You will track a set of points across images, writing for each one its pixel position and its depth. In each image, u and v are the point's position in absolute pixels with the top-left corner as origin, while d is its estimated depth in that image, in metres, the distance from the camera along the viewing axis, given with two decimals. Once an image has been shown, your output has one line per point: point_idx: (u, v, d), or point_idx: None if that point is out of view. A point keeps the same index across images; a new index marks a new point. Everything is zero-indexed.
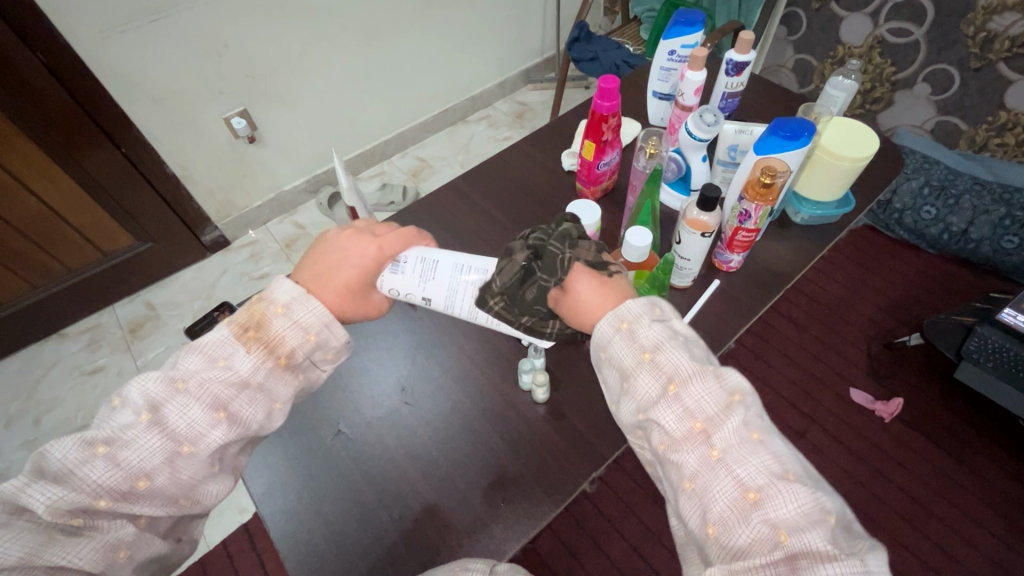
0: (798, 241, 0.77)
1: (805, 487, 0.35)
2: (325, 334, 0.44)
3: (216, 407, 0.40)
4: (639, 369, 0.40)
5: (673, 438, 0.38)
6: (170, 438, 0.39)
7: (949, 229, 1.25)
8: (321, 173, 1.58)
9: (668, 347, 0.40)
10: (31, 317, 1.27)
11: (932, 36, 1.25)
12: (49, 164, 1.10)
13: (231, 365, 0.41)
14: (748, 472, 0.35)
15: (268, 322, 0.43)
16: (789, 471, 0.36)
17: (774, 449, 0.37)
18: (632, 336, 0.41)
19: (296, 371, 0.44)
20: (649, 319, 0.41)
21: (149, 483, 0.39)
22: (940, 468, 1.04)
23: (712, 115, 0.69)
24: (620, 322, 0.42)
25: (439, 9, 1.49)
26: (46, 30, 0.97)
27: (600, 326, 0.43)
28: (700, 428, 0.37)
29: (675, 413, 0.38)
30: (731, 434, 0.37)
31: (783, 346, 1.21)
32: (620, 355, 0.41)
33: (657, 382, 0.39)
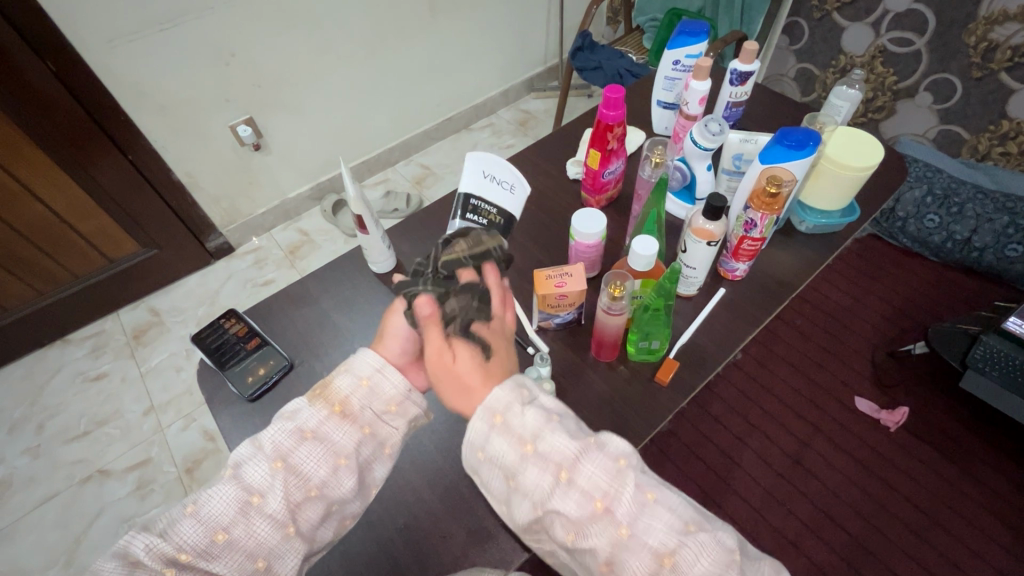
0: (804, 249, 0.77)
1: (706, 533, 0.37)
2: (376, 378, 0.49)
3: (278, 457, 0.44)
4: (525, 465, 0.40)
5: (578, 526, 0.38)
6: (242, 491, 0.43)
7: (953, 237, 1.26)
8: (325, 181, 1.59)
9: (547, 432, 0.40)
10: (36, 324, 1.28)
11: (934, 46, 1.26)
12: (57, 173, 1.11)
13: (295, 416, 0.46)
14: (656, 538, 0.36)
15: (331, 380, 0.49)
16: (688, 521, 0.37)
17: (669, 505, 0.38)
18: (507, 429, 0.41)
19: (357, 424, 0.47)
20: (519, 407, 0.42)
21: (226, 536, 0.41)
22: (945, 479, 1.03)
23: (717, 124, 0.70)
24: (492, 417, 0.42)
25: (443, 18, 1.50)
26: (56, 39, 0.98)
27: (471, 427, 0.42)
28: (602, 507, 0.38)
29: (573, 500, 0.38)
30: (630, 503, 0.37)
31: (788, 355, 1.21)
32: (502, 453, 0.41)
33: (549, 473, 0.39)
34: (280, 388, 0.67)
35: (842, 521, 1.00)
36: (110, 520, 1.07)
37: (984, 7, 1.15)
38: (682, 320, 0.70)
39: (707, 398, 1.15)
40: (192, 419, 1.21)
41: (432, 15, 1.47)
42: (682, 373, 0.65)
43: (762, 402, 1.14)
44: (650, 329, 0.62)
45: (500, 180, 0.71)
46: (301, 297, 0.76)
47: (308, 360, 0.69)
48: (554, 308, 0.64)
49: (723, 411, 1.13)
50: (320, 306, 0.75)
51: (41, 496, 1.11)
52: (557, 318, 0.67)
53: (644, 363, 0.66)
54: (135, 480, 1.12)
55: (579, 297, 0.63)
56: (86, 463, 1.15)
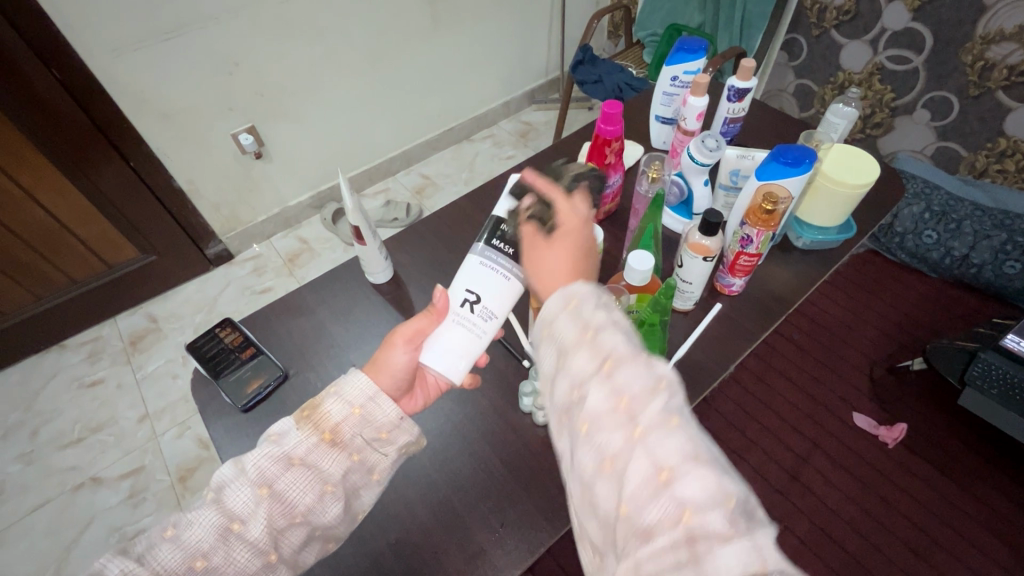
0: (800, 265, 0.77)
1: (713, 469, 0.31)
2: (369, 407, 0.46)
3: (262, 485, 0.43)
4: (579, 347, 0.38)
5: (594, 415, 0.35)
6: (223, 516, 0.42)
7: (951, 254, 1.26)
8: (326, 190, 1.60)
9: (609, 329, 0.38)
10: (32, 329, 1.27)
11: (931, 64, 1.27)
12: (57, 179, 1.12)
13: (281, 439, 0.44)
14: (663, 451, 0.32)
15: (320, 402, 0.46)
16: (702, 453, 0.32)
17: (691, 434, 0.33)
18: (576, 314, 0.40)
19: (346, 451, 0.45)
20: (594, 303, 0.40)
21: (205, 563, 0.41)
22: (945, 496, 1.02)
23: (715, 140, 0.70)
24: (568, 301, 0.41)
25: (445, 30, 1.52)
26: (61, 47, 0.99)
27: (547, 304, 0.42)
28: (624, 406, 0.34)
29: (603, 389, 0.35)
30: (654, 415, 0.34)
31: (786, 369, 1.20)
32: (563, 331, 0.39)
33: (594, 360, 0.37)
34: (273, 400, 0.66)
35: (840, 539, 0.99)
36: (101, 528, 1.06)
37: (981, 26, 1.16)
38: (678, 335, 0.70)
39: (704, 412, 1.15)
40: (187, 427, 1.20)
41: (434, 27, 1.48)
42: None
43: (760, 417, 1.14)
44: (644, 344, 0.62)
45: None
46: (298, 307, 0.76)
47: (303, 372, 0.69)
48: None
49: (721, 426, 1.13)
50: (316, 317, 0.75)
51: (31, 504, 1.10)
52: None
53: None
54: (127, 489, 1.11)
55: None
56: (78, 470, 1.14)
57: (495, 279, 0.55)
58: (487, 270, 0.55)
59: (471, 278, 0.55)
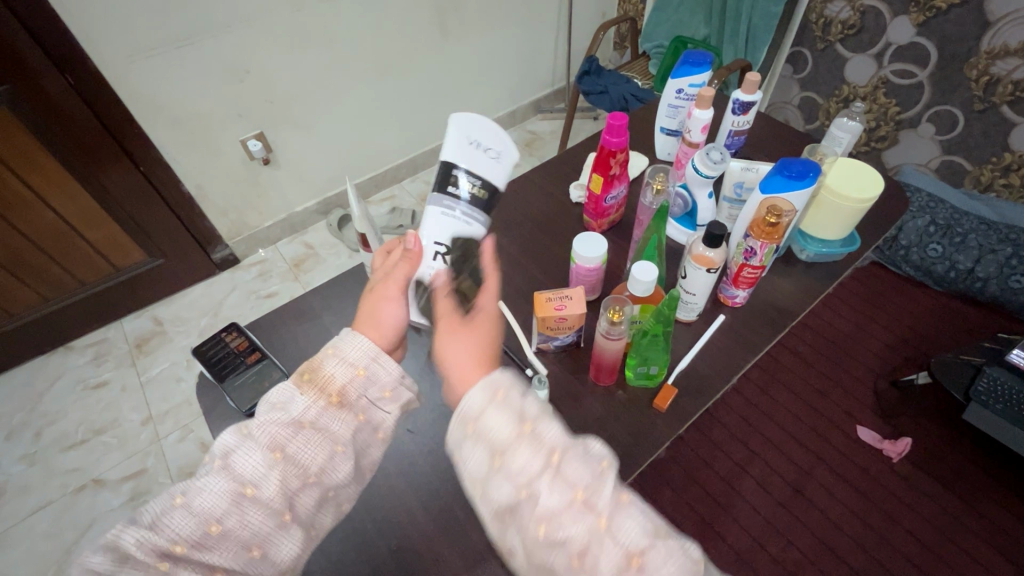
0: (803, 277, 0.77)
1: (675, 541, 0.36)
2: (372, 366, 0.47)
3: (273, 447, 0.43)
4: (518, 444, 0.37)
5: (554, 517, 0.35)
6: (235, 482, 0.41)
7: (956, 267, 1.26)
8: (332, 196, 1.61)
9: (544, 418, 0.39)
10: (39, 331, 1.29)
11: (936, 78, 1.27)
12: (69, 181, 1.13)
13: (288, 406, 0.45)
14: (631, 537, 0.35)
15: (321, 364, 0.47)
16: (659, 527, 0.37)
17: (644, 508, 0.37)
18: (507, 405, 0.39)
19: (352, 411, 0.46)
20: (519, 389, 0.40)
21: (220, 527, 0.40)
22: (949, 511, 1.02)
23: (719, 153, 0.71)
24: (495, 392, 0.39)
25: (453, 40, 1.53)
26: (77, 53, 1.01)
27: (470, 398, 0.39)
28: (581, 498, 0.36)
29: (556, 487, 0.36)
30: (611, 500, 0.36)
31: (789, 382, 1.20)
32: (495, 429, 0.38)
33: (539, 456, 0.37)
34: None
35: (845, 556, 0.98)
36: (103, 530, 1.06)
37: (986, 42, 1.16)
38: (681, 345, 0.70)
39: (707, 423, 1.14)
40: (190, 430, 1.21)
41: (442, 37, 1.50)
42: (680, 400, 0.65)
43: (763, 429, 1.13)
44: (648, 354, 0.62)
45: (485, 147, 0.56)
46: (303, 312, 0.76)
47: None
48: (554, 331, 0.64)
49: (724, 437, 1.12)
50: (321, 323, 0.75)
51: (35, 504, 1.10)
52: (557, 339, 0.66)
53: (643, 389, 0.65)
54: (130, 491, 1.12)
55: (579, 321, 0.63)
56: (81, 472, 1.14)
57: (459, 227, 0.55)
58: (452, 220, 0.54)
59: (441, 233, 0.54)
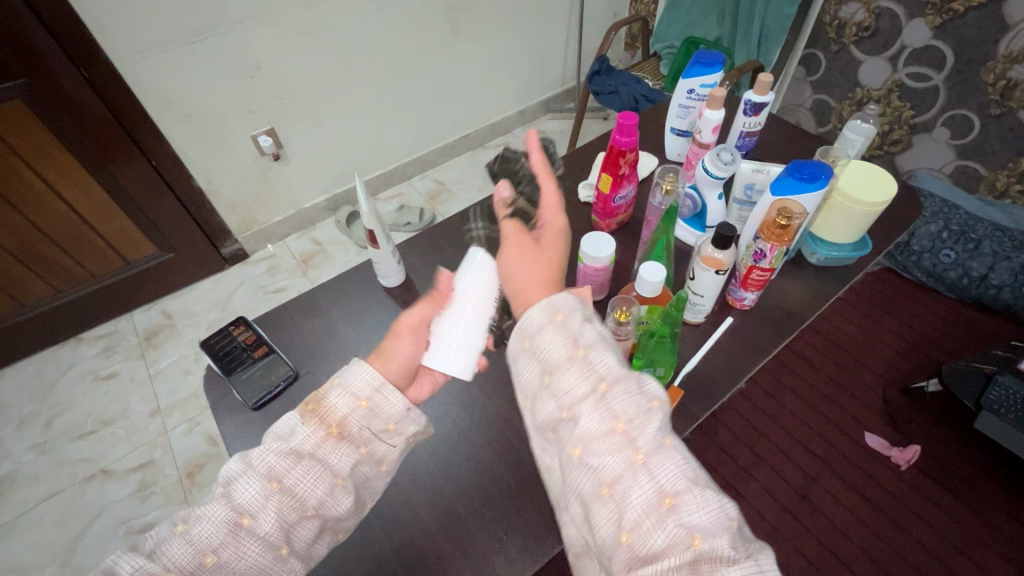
0: (814, 281, 0.77)
1: (714, 493, 0.34)
2: (375, 398, 0.45)
3: (271, 479, 0.42)
4: (569, 365, 0.39)
5: (590, 439, 0.36)
6: (232, 512, 0.42)
7: (969, 274, 1.25)
8: (341, 193, 1.62)
9: (600, 347, 0.39)
10: (51, 322, 1.30)
11: (952, 82, 1.26)
12: (82, 174, 1.14)
13: (290, 436, 0.44)
14: (666, 477, 0.34)
15: (325, 395, 0.45)
16: (700, 476, 0.34)
17: (686, 454, 0.35)
18: (565, 328, 0.40)
19: (353, 444, 0.45)
20: (581, 317, 0.41)
21: (215, 559, 0.41)
22: (956, 521, 1.00)
23: (729, 154, 0.70)
24: (554, 313, 0.41)
25: (463, 39, 1.53)
26: (92, 49, 1.02)
27: (531, 315, 0.41)
28: (621, 429, 0.36)
29: (598, 414, 0.36)
30: (650, 438, 0.35)
31: (796, 386, 1.19)
32: (549, 348, 0.40)
33: (586, 381, 0.38)
34: (283, 399, 0.67)
35: (849, 562, 0.97)
36: (109, 520, 1.08)
37: (1003, 45, 1.14)
38: (688, 348, 0.69)
39: (713, 427, 1.14)
40: (196, 423, 1.22)
41: (453, 35, 1.50)
42: (686, 402, 0.64)
43: (769, 434, 1.12)
44: (653, 357, 0.62)
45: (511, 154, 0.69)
46: (311, 308, 0.77)
47: (313, 372, 0.70)
48: None
49: (730, 441, 1.12)
50: (328, 319, 0.75)
51: (43, 494, 1.11)
52: None
53: None
54: (136, 482, 1.13)
55: None
56: (89, 463, 1.15)
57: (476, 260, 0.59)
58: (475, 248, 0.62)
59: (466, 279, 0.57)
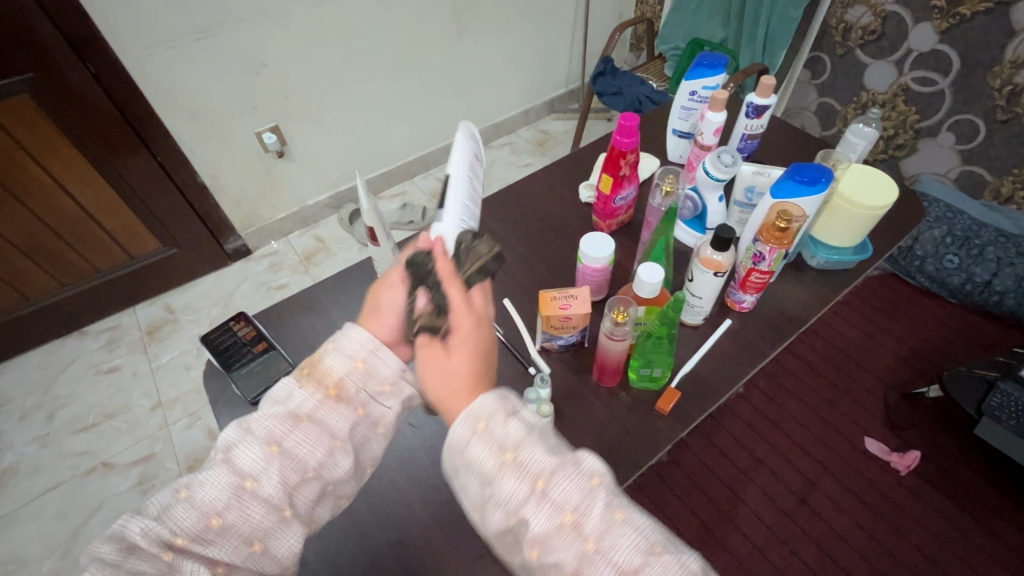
0: (813, 284, 0.76)
1: (672, 555, 0.36)
2: (371, 360, 0.49)
3: (271, 441, 0.44)
4: (502, 474, 0.38)
5: (543, 540, 0.37)
6: (234, 476, 0.42)
7: (972, 280, 1.25)
8: (344, 190, 1.62)
9: (528, 442, 0.39)
10: (55, 315, 1.31)
11: (958, 87, 1.25)
12: (88, 169, 1.15)
13: (288, 400, 0.46)
14: (622, 555, 0.36)
15: (320, 359, 0.48)
16: (655, 542, 0.37)
17: (637, 524, 0.37)
18: (489, 437, 0.40)
19: (351, 406, 0.47)
20: (503, 415, 0.41)
21: (221, 521, 0.41)
22: (956, 527, 1.00)
23: (730, 157, 0.71)
24: (476, 423, 0.40)
25: (468, 38, 1.54)
26: (100, 44, 1.02)
27: (453, 431, 0.40)
28: (570, 521, 0.37)
29: (544, 513, 0.37)
30: (599, 522, 0.37)
31: (796, 390, 1.19)
32: (479, 460, 0.39)
33: (525, 483, 0.38)
34: None
35: (847, 566, 0.97)
36: (110, 513, 1.08)
37: (1010, 50, 1.14)
38: (687, 350, 0.69)
39: (712, 429, 1.13)
40: (197, 418, 1.22)
41: (458, 34, 1.50)
42: (682, 403, 0.64)
43: (769, 437, 1.12)
44: (652, 357, 0.62)
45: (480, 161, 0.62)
46: (311, 304, 0.77)
47: None
48: (558, 330, 0.64)
49: (729, 444, 1.11)
50: (328, 315, 0.76)
51: (45, 485, 1.12)
52: (561, 339, 0.66)
53: (646, 391, 0.65)
54: (137, 476, 1.13)
55: (584, 320, 0.63)
56: (91, 455, 1.16)
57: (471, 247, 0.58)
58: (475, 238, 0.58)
59: None
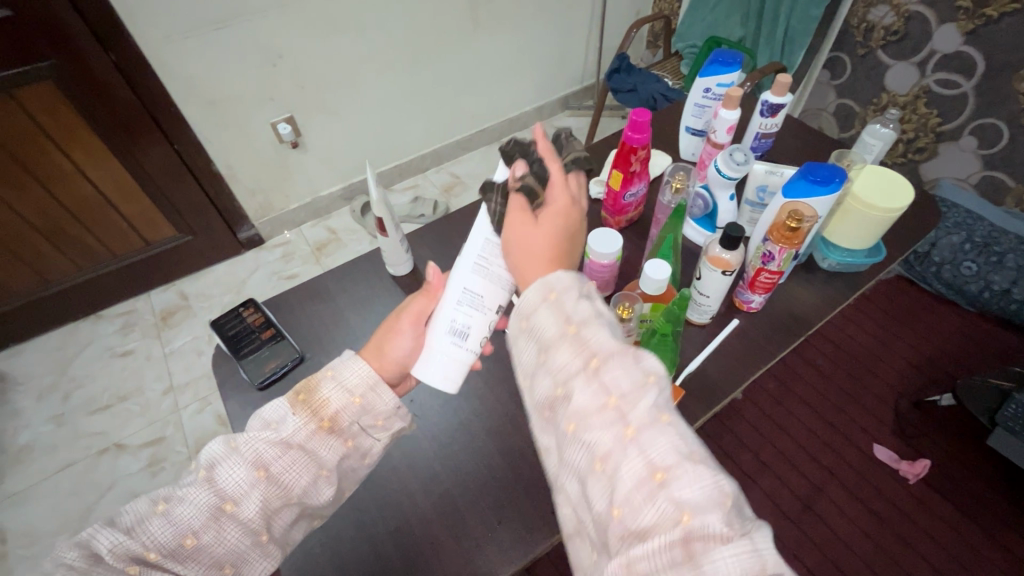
0: (825, 287, 0.75)
1: (708, 469, 0.32)
2: (369, 396, 0.47)
3: (258, 466, 0.43)
4: (561, 343, 0.38)
5: (583, 415, 0.35)
6: (215, 496, 0.42)
7: (991, 288, 1.22)
8: (357, 182, 1.63)
9: (593, 323, 0.38)
10: (73, 298, 1.34)
11: (982, 90, 1.22)
12: (107, 156, 1.17)
13: (279, 426, 0.45)
14: (656, 452, 0.33)
15: (317, 387, 0.46)
16: (695, 452, 0.33)
17: (682, 431, 0.34)
18: (559, 306, 0.40)
19: (342, 438, 0.47)
20: (577, 293, 0.40)
21: (195, 541, 0.42)
22: (965, 539, 0.99)
23: (742, 154, 0.70)
24: (548, 292, 0.41)
25: (484, 33, 1.53)
26: (122, 33, 1.04)
27: (526, 296, 0.42)
28: (613, 404, 0.35)
29: (589, 389, 0.36)
30: (644, 411, 0.34)
31: (805, 394, 1.17)
32: (544, 326, 0.39)
33: (579, 357, 0.37)
34: (288, 381, 0.68)
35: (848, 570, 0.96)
36: (121, 493, 1.11)
37: None
38: (692, 349, 0.69)
39: (718, 430, 1.13)
40: (207, 403, 1.24)
41: (473, 28, 1.50)
42: (686, 402, 0.64)
43: (775, 441, 1.11)
44: (653, 355, 0.62)
45: None
46: (319, 293, 0.78)
47: (317, 356, 0.71)
48: None
49: (734, 446, 1.10)
50: (335, 304, 0.77)
51: (59, 464, 1.15)
52: None
53: None
54: (147, 458, 1.16)
55: None
56: (104, 436, 1.19)
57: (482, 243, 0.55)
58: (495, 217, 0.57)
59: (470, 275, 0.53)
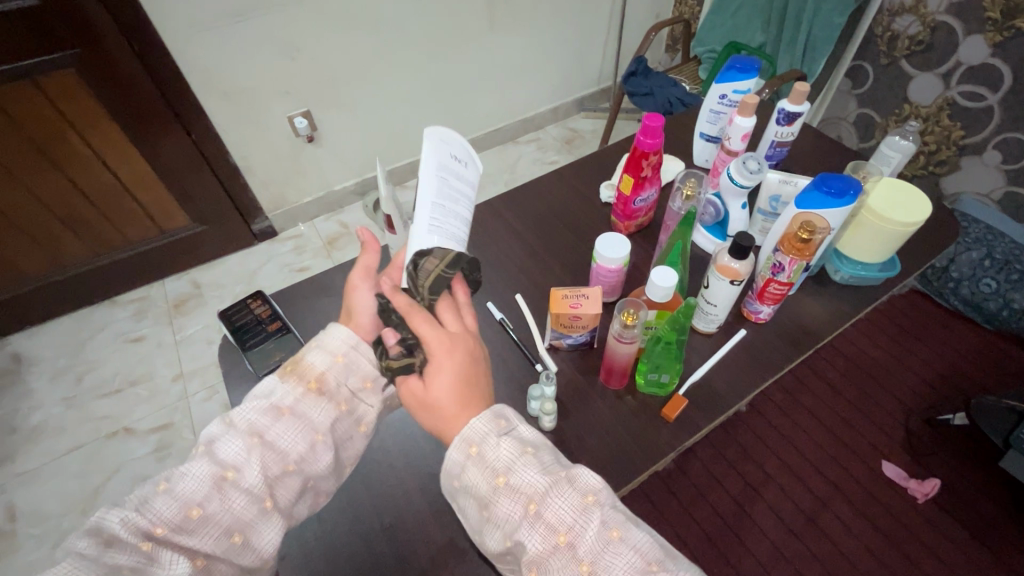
0: (835, 299, 0.74)
1: (667, 573, 0.36)
2: (350, 355, 0.51)
3: (253, 433, 0.45)
4: (497, 495, 0.40)
5: (541, 558, 0.38)
6: (215, 467, 0.43)
7: (1010, 305, 1.20)
8: (370, 178, 1.64)
9: (519, 464, 0.41)
10: (89, 283, 1.36)
11: (1008, 103, 1.19)
12: (126, 144, 1.19)
13: (270, 395, 0.48)
14: (618, 575, 0.36)
15: (303, 356, 0.51)
16: (652, 560, 0.37)
17: (634, 542, 0.37)
18: (482, 460, 0.42)
19: (332, 400, 0.49)
20: (495, 436, 0.42)
21: (201, 512, 0.41)
22: (974, 563, 0.96)
23: (756, 162, 0.68)
24: (468, 447, 0.42)
25: (501, 32, 1.53)
26: (144, 24, 1.06)
27: (449, 457, 0.43)
28: (564, 540, 0.38)
29: (537, 532, 0.38)
30: (593, 540, 0.37)
31: (813, 407, 1.15)
32: (476, 483, 0.41)
33: (517, 503, 0.40)
34: None
35: None
36: (127, 476, 1.12)
37: None
38: (697, 358, 0.68)
39: (722, 441, 1.11)
40: (215, 391, 1.26)
41: (490, 27, 1.50)
42: (689, 411, 0.63)
43: (781, 453, 1.10)
44: (660, 362, 0.61)
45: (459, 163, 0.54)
46: (326, 287, 0.78)
47: None
48: (568, 329, 0.64)
49: (738, 457, 1.09)
50: (341, 299, 0.77)
51: (69, 445, 1.17)
52: (569, 339, 0.66)
53: (653, 397, 0.64)
54: (155, 442, 1.17)
55: (594, 321, 0.62)
56: (113, 419, 1.21)
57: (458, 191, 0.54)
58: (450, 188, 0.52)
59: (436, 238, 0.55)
